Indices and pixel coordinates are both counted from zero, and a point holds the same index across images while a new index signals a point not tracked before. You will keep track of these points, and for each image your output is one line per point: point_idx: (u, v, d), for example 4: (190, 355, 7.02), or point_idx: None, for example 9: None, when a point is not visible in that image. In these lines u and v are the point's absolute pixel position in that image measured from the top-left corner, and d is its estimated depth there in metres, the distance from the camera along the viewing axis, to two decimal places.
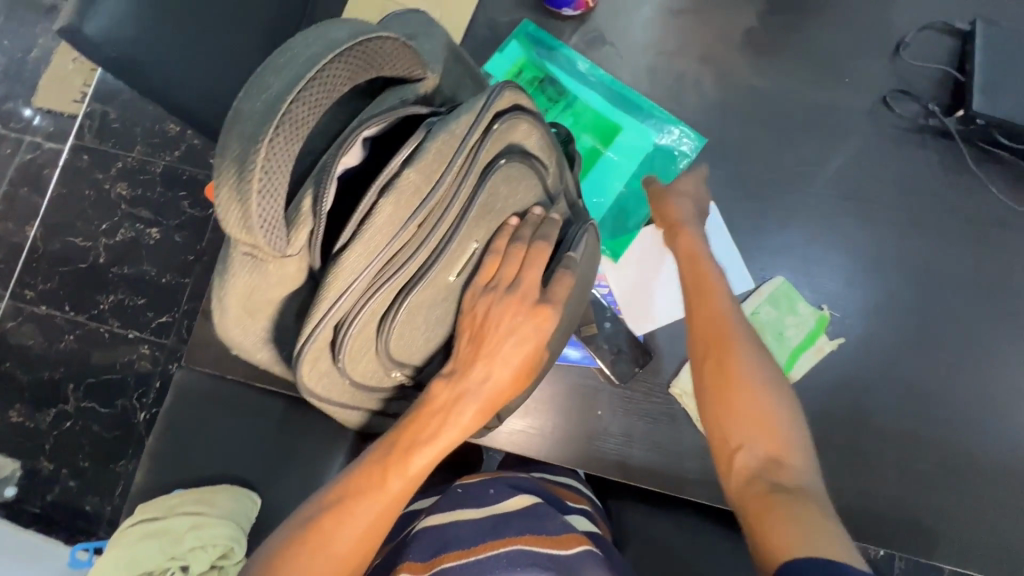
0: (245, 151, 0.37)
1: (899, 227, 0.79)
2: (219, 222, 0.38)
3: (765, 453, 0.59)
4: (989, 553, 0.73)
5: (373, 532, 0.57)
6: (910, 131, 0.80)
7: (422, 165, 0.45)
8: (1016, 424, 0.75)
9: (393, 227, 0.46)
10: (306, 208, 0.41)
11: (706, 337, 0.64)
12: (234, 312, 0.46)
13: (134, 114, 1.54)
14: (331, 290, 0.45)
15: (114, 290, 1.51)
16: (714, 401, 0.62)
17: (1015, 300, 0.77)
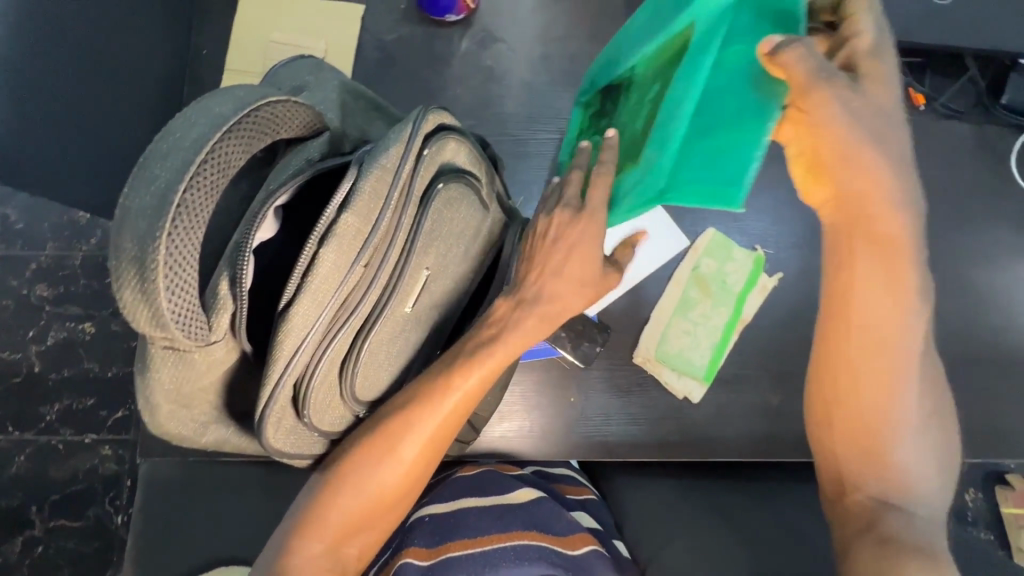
0: (142, 248, 0.33)
1: None
2: (130, 323, 0.35)
3: (877, 489, 0.58)
4: (967, 442, 0.75)
5: (441, 435, 0.55)
6: None
7: (359, 207, 0.41)
8: (958, 314, 0.78)
9: (341, 272, 0.41)
10: (225, 291, 0.38)
11: (826, 387, 0.60)
12: (165, 403, 0.42)
13: (38, 210, 1.45)
14: (282, 353, 0.41)
15: (58, 398, 1.41)
16: (829, 444, 0.61)
17: (930, 199, 0.81)
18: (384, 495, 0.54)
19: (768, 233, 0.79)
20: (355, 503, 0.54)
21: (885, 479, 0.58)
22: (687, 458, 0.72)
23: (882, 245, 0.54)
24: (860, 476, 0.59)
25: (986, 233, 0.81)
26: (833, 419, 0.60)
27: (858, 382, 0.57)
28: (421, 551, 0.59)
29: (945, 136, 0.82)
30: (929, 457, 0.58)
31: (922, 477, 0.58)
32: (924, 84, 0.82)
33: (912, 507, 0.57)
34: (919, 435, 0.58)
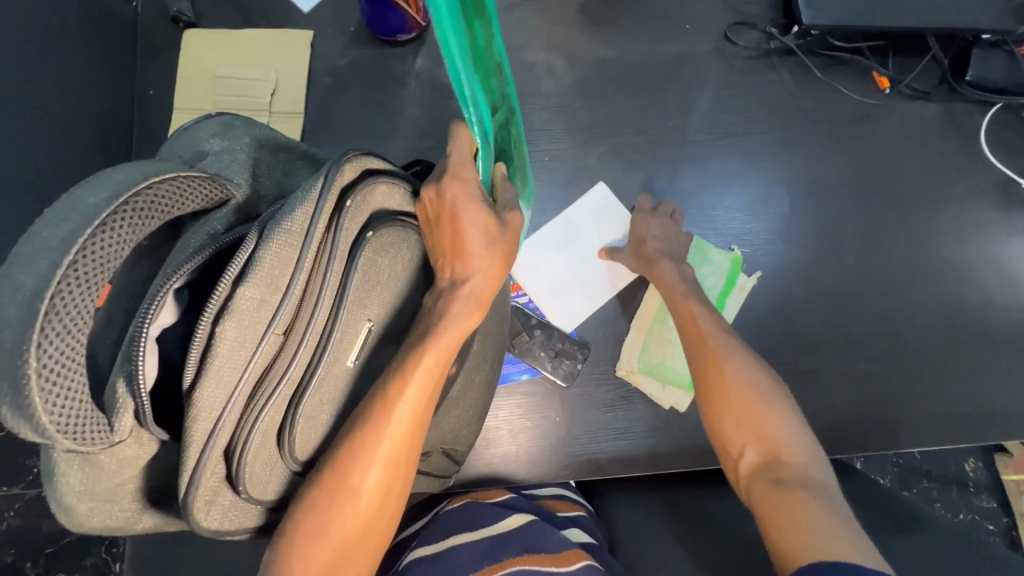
0: (14, 363, 0.30)
1: (779, 149, 0.80)
2: (15, 437, 0.32)
3: (763, 454, 0.56)
4: (955, 424, 0.74)
5: (399, 461, 0.51)
6: (757, 59, 0.82)
7: (260, 277, 0.38)
8: (934, 296, 0.77)
9: (250, 345, 0.39)
10: (123, 390, 0.35)
11: (694, 349, 0.63)
12: (84, 505, 0.38)
13: None
14: (197, 433, 0.38)
15: None
16: (708, 410, 0.60)
17: (899, 183, 0.80)
18: (352, 527, 0.50)
19: (742, 231, 0.78)
20: (318, 548, 0.48)
21: (761, 437, 0.56)
22: (676, 468, 0.71)
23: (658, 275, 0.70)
24: (735, 435, 0.58)
25: (961, 212, 0.80)
26: (700, 397, 0.61)
27: (705, 348, 0.62)
28: None
29: (912, 117, 0.81)
30: (781, 408, 0.58)
31: (789, 434, 0.57)
32: (887, 67, 0.81)
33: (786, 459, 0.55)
34: (770, 390, 0.59)
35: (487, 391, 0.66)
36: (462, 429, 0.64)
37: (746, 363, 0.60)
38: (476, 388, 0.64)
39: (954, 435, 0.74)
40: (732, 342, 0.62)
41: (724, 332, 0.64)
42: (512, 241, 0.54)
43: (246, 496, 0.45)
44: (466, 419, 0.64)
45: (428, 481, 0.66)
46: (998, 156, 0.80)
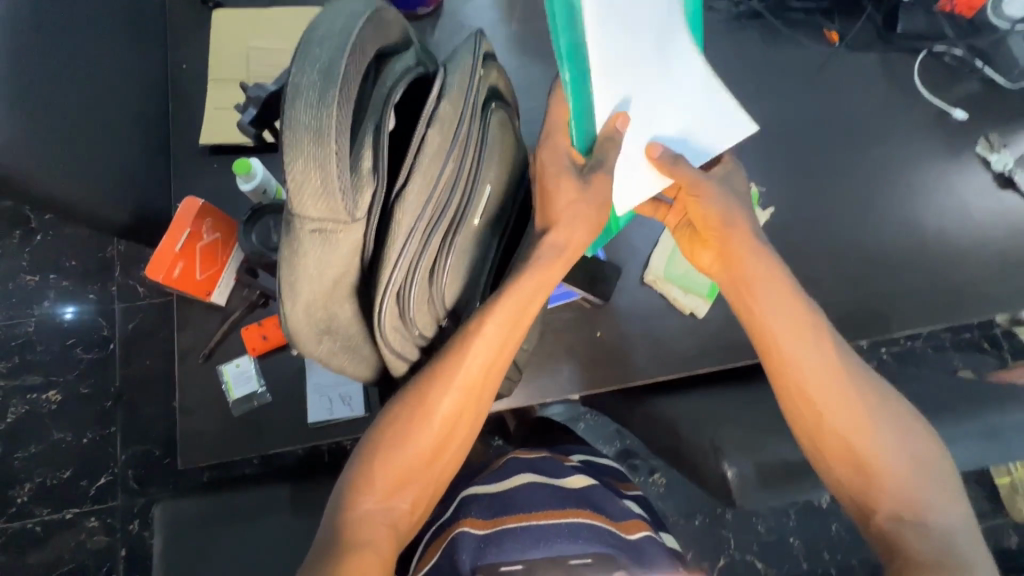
0: (317, 119, 0.37)
1: (755, 95, 0.93)
2: (291, 187, 0.37)
3: (904, 514, 0.57)
4: (927, 311, 0.87)
5: (477, 388, 0.58)
6: (729, 22, 0.95)
7: (454, 98, 0.44)
8: (898, 208, 0.91)
9: (443, 158, 0.44)
10: (366, 169, 0.39)
11: (810, 408, 0.61)
12: (303, 296, 0.42)
13: None
14: (399, 231, 0.43)
15: (30, 476, 1.40)
16: (840, 463, 0.60)
17: (855, 117, 0.94)
18: (428, 446, 0.57)
19: None
20: (399, 462, 0.56)
21: (898, 499, 0.58)
22: (708, 366, 0.79)
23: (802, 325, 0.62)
24: (877, 493, 0.58)
25: (907, 140, 0.94)
26: (824, 448, 0.60)
27: (817, 407, 0.60)
28: (477, 520, 0.62)
29: (859, 64, 0.96)
30: (934, 479, 0.58)
31: (922, 487, 0.58)
32: (834, 23, 0.97)
33: (929, 524, 0.57)
34: (921, 448, 0.59)
35: None
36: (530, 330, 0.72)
37: (873, 415, 0.59)
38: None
39: (926, 320, 0.87)
40: (853, 391, 0.60)
41: (850, 374, 0.61)
42: (601, 204, 0.61)
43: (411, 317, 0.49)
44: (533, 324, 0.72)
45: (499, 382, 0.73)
46: (931, 91, 0.96)
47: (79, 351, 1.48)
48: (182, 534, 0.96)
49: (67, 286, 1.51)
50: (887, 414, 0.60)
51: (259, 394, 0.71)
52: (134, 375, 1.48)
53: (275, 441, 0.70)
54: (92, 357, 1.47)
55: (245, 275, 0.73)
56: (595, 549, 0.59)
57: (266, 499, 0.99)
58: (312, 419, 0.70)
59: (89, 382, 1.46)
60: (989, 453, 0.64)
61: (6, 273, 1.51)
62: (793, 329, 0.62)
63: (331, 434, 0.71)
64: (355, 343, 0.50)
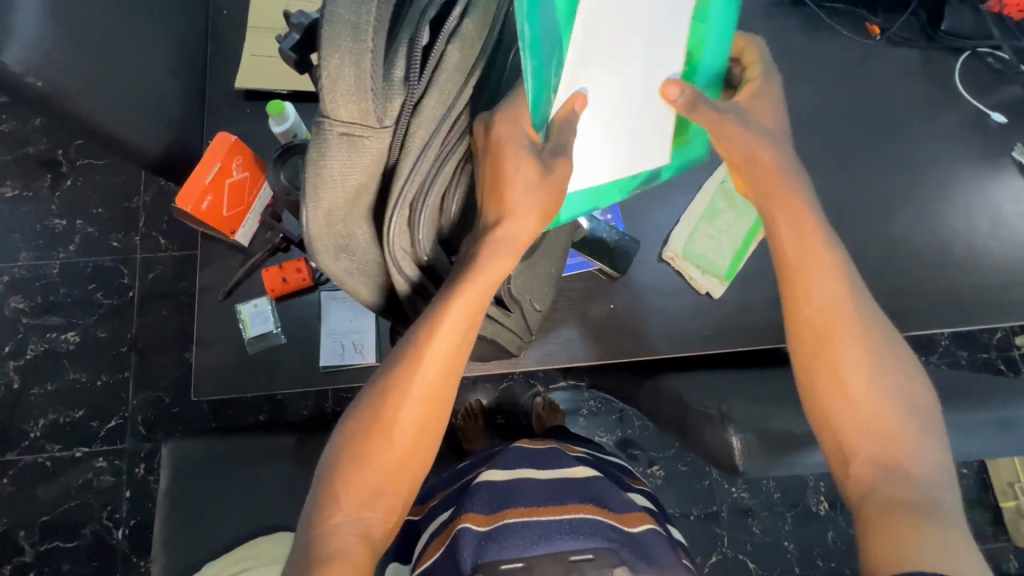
0: (357, 14, 0.37)
1: (790, 81, 0.92)
2: (324, 82, 0.39)
3: (885, 458, 0.53)
4: (948, 312, 0.86)
5: (434, 396, 0.55)
6: (769, 6, 0.93)
7: (483, 14, 0.44)
8: (927, 208, 0.89)
9: (461, 77, 0.45)
10: (396, 78, 0.41)
11: (812, 337, 0.57)
12: (325, 202, 0.44)
13: (23, 227, 1.54)
14: (416, 142, 0.44)
15: (43, 412, 1.44)
16: (818, 399, 0.57)
17: (890, 113, 0.92)
18: (389, 459, 0.54)
19: None
20: (363, 478, 0.53)
21: (879, 444, 0.54)
22: (719, 346, 0.79)
23: (810, 247, 0.59)
24: (852, 439, 0.55)
25: (942, 139, 0.92)
26: (815, 392, 0.57)
27: (830, 338, 0.57)
28: (479, 517, 0.64)
29: (900, 59, 0.94)
30: (916, 421, 0.55)
31: (910, 435, 0.54)
32: (877, 17, 0.95)
33: (913, 469, 0.53)
34: (897, 384, 0.56)
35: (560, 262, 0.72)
36: (542, 288, 0.70)
37: (877, 361, 0.56)
38: (557, 250, 0.70)
39: (946, 322, 0.86)
40: (868, 331, 0.57)
41: (867, 320, 0.58)
42: (553, 193, 0.53)
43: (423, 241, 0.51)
44: (546, 277, 0.70)
45: (510, 338, 0.71)
46: (971, 93, 0.94)
47: (99, 296, 1.51)
48: (187, 473, 0.98)
49: (92, 232, 1.54)
50: (882, 345, 0.57)
51: (274, 334, 0.72)
52: (150, 323, 1.51)
53: (287, 381, 0.72)
54: (111, 303, 1.50)
55: (269, 218, 0.74)
56: (596, 544, 0.61)
57: (271, 447, 1.01)
58: (324, 363, 0.72)
59: (106, 326, 1.50)
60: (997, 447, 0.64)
61: (34, 214, 1.54)
62: (817, 258, 0.59)
63: (342, 378, 0.72)
64: (368, 265, 0.52)
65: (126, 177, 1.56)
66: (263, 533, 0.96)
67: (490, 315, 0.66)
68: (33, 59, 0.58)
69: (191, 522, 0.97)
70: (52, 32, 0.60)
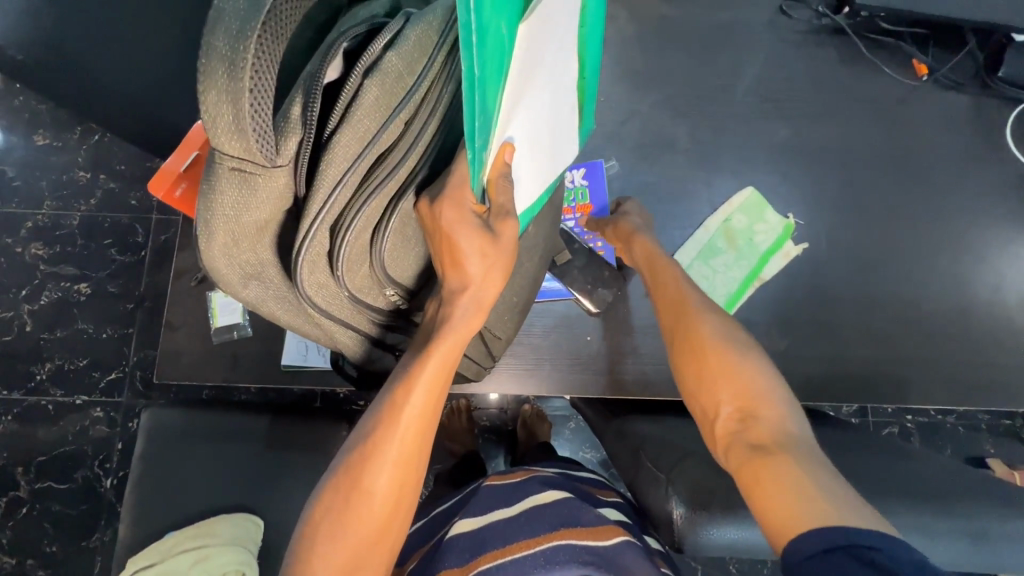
0: (233, 49, 0.33)
1: (817, 118, 0.85)
2: (203, 124, 0.34)
3: (737, 409, 0.54)
4: (959, 387, 0.79)
5: (411, 460, 0.51)
6: (807, 34, 0.86)
7: (405, 50, 0.41)
8: (951, 271, 0.82)
9: (382, 112, 0.42)
10: (295, 117, 0.38)
11: (670, 320, 0.62)
12: (221, 234, 0.41)
13: (49, 176, 1.58)
14: (324, 180, 0.41)
15: (50, 357, 1.50)
16: (691, 376, 0.58)
17: (924, 163, 0.84)
18: (369, 529, 0.50)
19: (777, 190, 0.83)
20: (342, 551, 0.49)
21: (736, 399, 0.54)
22: None
23: (655, 269, 0.68)
24: (712, 397, 0.55)
25: (980, 198, 0.84)
26: (682, 375, 0.59)
27: (682, 326, 0.60)
28: (454, 571, 0.57)
29: (945, 105, 0.86)
30: (756, 361, 0.56)
31: (766, 384, 0.54)
32: (926, 56, 0.86)
33: (762, 415, 0.52)
34: (734, 343, 0.57)
35: (529, 289, 0.69)
36: (504, 317, 0.67)
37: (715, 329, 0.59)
38: (522, 280, 0.67)
39: (955, 398, 0.79)
40: (701, 305, 0.62)
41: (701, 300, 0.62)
42: (506, 252, 0.51)
43: (342, 277, 0.48)
44: (507, 307, 0.67)
45: (464, 364, 0.68)
46: (1022, 150, 0.85)
47: (113, 251, 1.55)
48: (161, 442, 1.00)
49: (113, 188, 1.58)
50: (714, 314, 0.60)
51: (240, 326, 0.73)
52: (158, 283, 1.54)
53: (246, 375, 0.71)
54: (123, 260, 1.54)
55: None
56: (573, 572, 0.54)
57: (244, 427, 1.02)
58: (286, 362, 0.71)
59: (117, 281, 1.54)
60: (974, 553, 0.58)
61: (62, 166, 1.59)
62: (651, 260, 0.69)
63: (299, 380, 0.71)
64: (285, 294, 0.50)
65: None
66: (226, 511, 0.97)
67: None
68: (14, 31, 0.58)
69: (160, 491, 0.99)
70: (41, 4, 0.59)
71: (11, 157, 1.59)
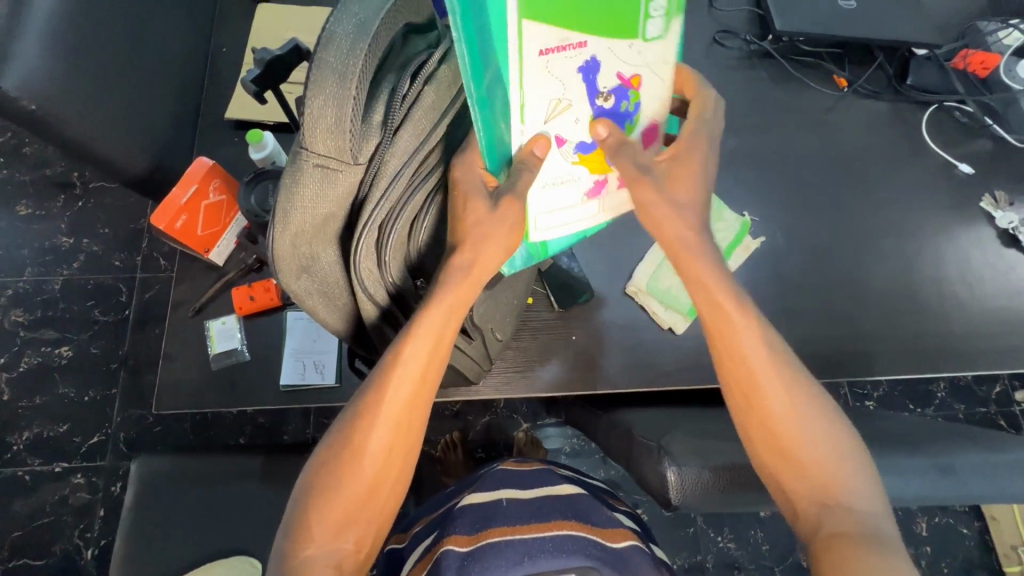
0: (344, 63, 0.41)
1: (758, 129, 0.95)
2: (307, 122, 0.41)
3: (822, 494, 0.53)
4: (917, 357, 0.85)
5: (406, 419, 0.54)
6: (740, 59, 0.98)
7: (454, 64, 0.50)
8: (895, 252, 0.90)
9: (435, 115, 0.50)
10: (375, 123, 0.46)
11: (740, 386, 0.57)
12: (294, 227, 0.46)
13: (31, 244, 1.60)
14: (389, 177, 0.48)
15: (28, 425, 1.46)
16: (765, 452, 0.56)
17: (856, 160, 0.95)
18: (362, 486, 0.52)
19: (731, 192, 0.91)
20: (337, 506, 0.52)
21: (814, 485, 0.54)
22: (680, 382, 0.80)
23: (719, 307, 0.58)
24: (793, 481, 0.55)
25: (911, 189, 0.94)
26: (756, 443, 0.56)
27: (756, 394, 0.56)
28: (461, 538, 0.58)
29: (867, 110, 0.97)
30: (847, 452, 0.55)
31: (847, 467, 0.54)
32: (844, 71, 0.98)
33: (844, 501, 0.53)
34: (820, 429, 0.55)
35: (520, 292, 0.74)
36: (506, 317, 0.73)
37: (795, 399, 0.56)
38: (522, 283, 0.73)
39: (916, 367, 0.85)
40: (779, 382, 0.56)
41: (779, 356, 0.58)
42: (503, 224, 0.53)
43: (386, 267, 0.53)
44: (509, 309, 0.72)
45: (470, 367, 0.72)
46: (938, 144, 0.96)
47: (96, 313, 1.55)
48: (154, 490, 0.98)
49: (96, 250, 1.60)
50: (803, 386, 0.57)
51: (239, 351, 0.75)
52: (142, 340, 1.53)
53: (248, 397, 0.73)
54: (106, 320, 1.54)
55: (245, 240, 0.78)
56: (578, 563, 0.55)
57: (238, 467, 1.01)
58: (284, 382, 0.73)
59: (100, 342, 1.53)
60: (947, 491, 0.62)
61: (44, 232, 1.61)
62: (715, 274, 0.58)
63: (299, 397, 0.73)
64: (332, 289, 0.54)
65: (135, 200, 1.63)
66: (223, 554, 0.95)
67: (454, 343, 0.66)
68: (31, 84, 0.64)
69: (152, 543, 0.96)
70: (52, 62, 0.66)
71: None
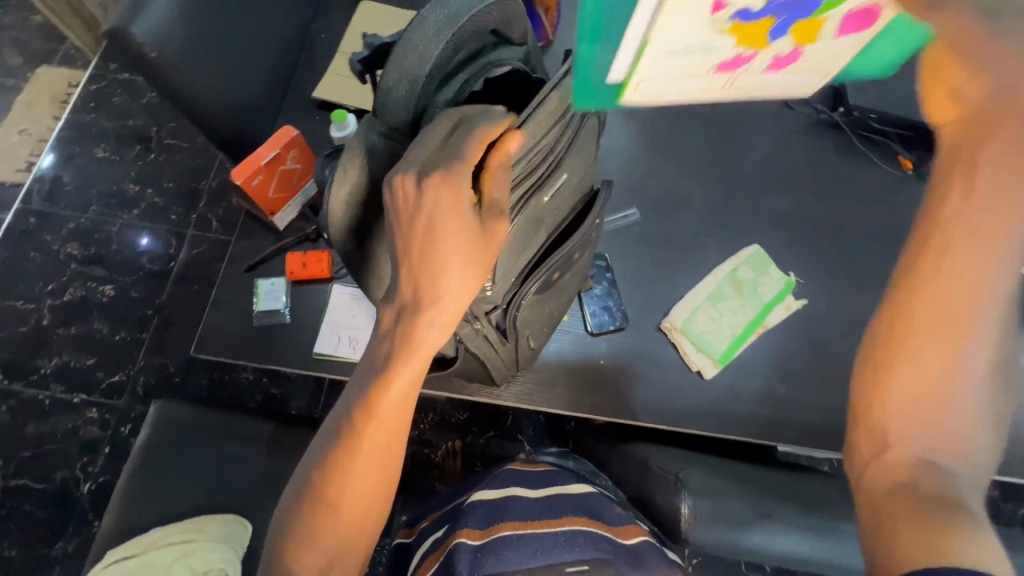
0: (427, 47, 0.47)
1: (816, 195, 0.95)
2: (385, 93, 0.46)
3: (926, 449, 0.47)
4: None
5: (385, 461, 0.53)
6: (808, 126, 0.98)
7: None
8: None
9: None
10: (447, 104, 0.48)
11: (932, 314, 0.46)
12: (353, 183, 0.48)
13: (99, 186, 1.70)
14: None
15: (58, 352, 1.52)
16: (888, 389, 0.48)
17: None
18: (343, 526, 0.53)
19: (780, 251, 0.91)
20: (321, 548, 0.52)
21: (928, 434, 0.47)
22: (699, 425, 0.79)
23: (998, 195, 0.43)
24: (899, 427, 0.48)
25: None
26: (885, 376, 0.48)
27: (952, 309, 0.45)
28: (473, 532, 0.57)
29: None
30: (982, 420, 0.47)
31: (973, 433, 0.47)
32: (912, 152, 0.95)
33: (944, 462, 0.47)
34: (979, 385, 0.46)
35: (559, 304, 0.74)
36: (541, 326, 0.73)
37: (995, 338, 0.45)
38: (564, 294, 0.74)
39: None
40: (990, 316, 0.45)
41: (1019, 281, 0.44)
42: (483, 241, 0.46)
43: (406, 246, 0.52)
44: (545, 318, 0.73)
45: (495, 367, 0.72)
46: None
47: (143, 259, 1.62)
48: (167, 434, 1.01)
49: (156, 202, 1.68)
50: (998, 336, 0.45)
51: (281, 313, 0.77)
52: (178, 292, 1.58)
53: (283, 356, 0.76)
54: (150, 268, 1.61)
55: (308, 211, 0.82)
56: (590, 556, 0.55)
57: (250, 429, 1.02)
58: (317, 349, 0.76)
59: (141, 287, 1.59)
60: None
61: (113, 177, 1.71)
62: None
63: (329, 366, 0.76)
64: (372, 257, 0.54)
65: (201, 162, 1.71)
66: (218, 511, 0.97)
67: (488, 337, 0.65)
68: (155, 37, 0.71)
69: (154, 486, 0.98)
70: (175, 19, 0.73)
71: (70, 164, 1.72)
